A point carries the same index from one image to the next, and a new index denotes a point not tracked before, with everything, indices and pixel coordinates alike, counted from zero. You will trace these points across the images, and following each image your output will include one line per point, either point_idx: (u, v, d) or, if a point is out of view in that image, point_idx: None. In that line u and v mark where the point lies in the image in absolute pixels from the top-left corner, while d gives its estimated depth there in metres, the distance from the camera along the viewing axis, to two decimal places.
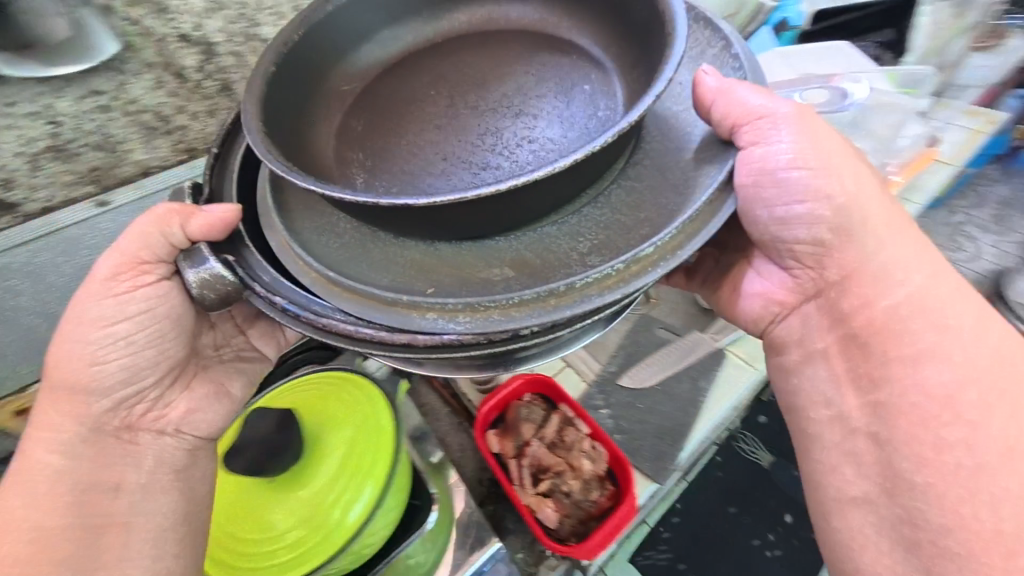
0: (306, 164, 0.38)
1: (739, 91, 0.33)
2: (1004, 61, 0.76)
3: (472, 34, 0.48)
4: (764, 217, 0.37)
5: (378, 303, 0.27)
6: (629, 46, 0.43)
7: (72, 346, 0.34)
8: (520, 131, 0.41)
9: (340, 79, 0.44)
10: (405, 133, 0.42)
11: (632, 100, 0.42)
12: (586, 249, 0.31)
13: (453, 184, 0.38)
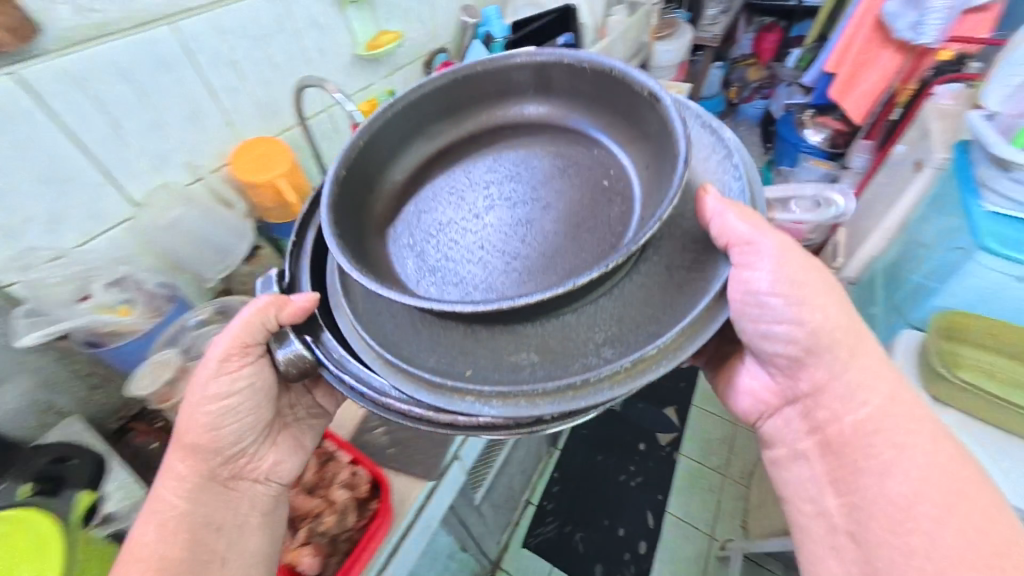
0: (365, 254, 0.46)
1: (728, 214, 0.38)
2: (676, 44, 1.29)
3: (508, 128, 0.55)
4: (747, 329, 0.42)
5: (425, 384, 0.35)
6: (645, 148, 0.48)
7: (196, 416, 0.45)
8: (544, 229, 0.48)
9: (394, 171, 0.52)
10: (448, 221, 0.51)
11: (647, 197, 0.46)
12: (602, 339, 0.36)
13: (487, 271, 0.46)
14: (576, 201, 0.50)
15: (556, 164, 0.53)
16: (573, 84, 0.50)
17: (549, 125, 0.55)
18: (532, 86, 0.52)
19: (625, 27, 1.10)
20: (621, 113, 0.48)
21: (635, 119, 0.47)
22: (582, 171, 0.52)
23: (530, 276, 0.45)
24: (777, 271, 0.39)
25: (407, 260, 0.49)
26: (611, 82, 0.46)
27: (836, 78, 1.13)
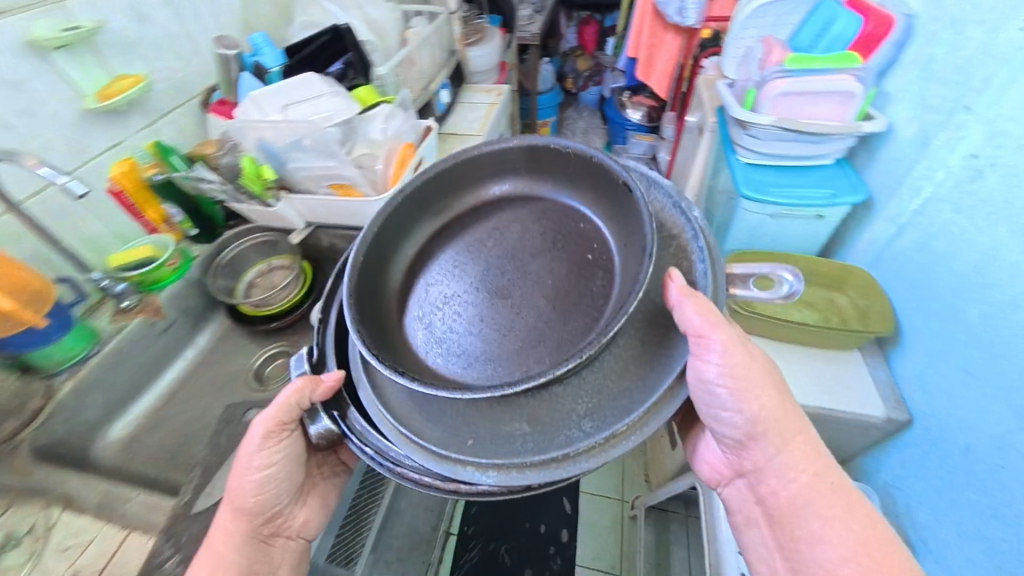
0: (382, 331, 0.58)
1: (687, 306, 0.47)
2: (489, 53, 1.47)
3: (502, 202, 0.67)
4: (706, 411, 0.53)
5: (435, 456, 0.48)
6: (616, 222, 0.58)
7: (241, 482, 0.56)
8: (535, 294, 0.59)
9: (407, 245, 0.64)
10: (452, 293, 0.62)
11: (617, 264, 0.57)
12: (583, 411, 0.46)
13: (487, 336, 0.57)
14: (563, 275, 0.60)
15: (547, 240, 0.63)
16: (566, 166, 0.61)
17: (542, 202, 0.66)
18: (522, 163, 0.64)
19: (426, 35, 1.11)
20: (605, 194, 0.58)
21: (614, 201, 0.57)
22: (570, 245, 0.62)
23: (523, 343, 0.56)
24: (731, 362, 0.49)
25: (416, 331, 0.61)
26: (593, 169, 0.56)
27: (640, 58, 1.93)
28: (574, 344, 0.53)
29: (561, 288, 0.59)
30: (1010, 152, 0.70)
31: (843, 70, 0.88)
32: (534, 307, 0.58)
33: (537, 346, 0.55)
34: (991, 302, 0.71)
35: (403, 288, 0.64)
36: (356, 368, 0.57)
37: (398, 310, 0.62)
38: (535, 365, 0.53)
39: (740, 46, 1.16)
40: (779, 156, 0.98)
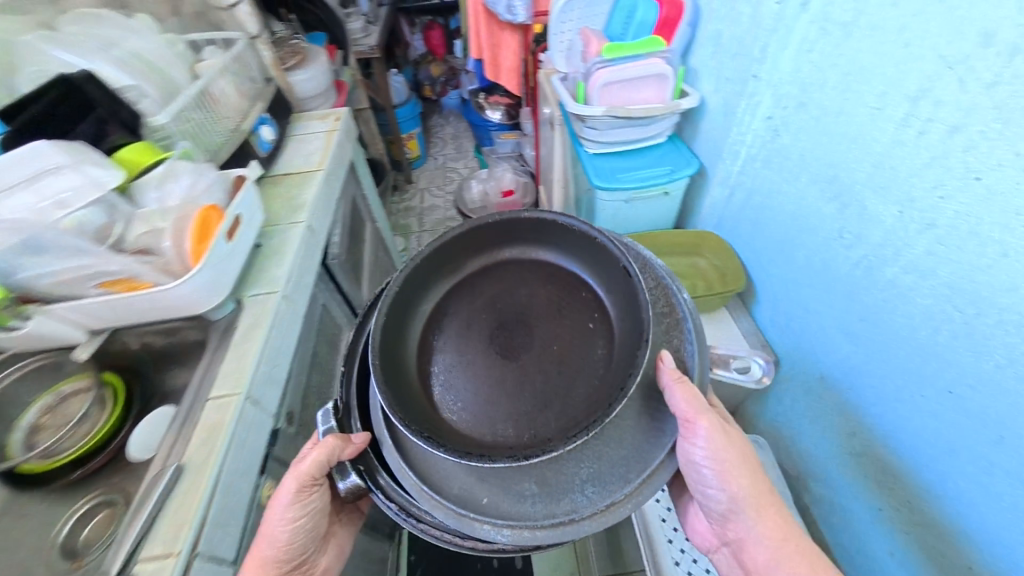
0: (405, 386, 0.63)
1: (677, 393, 0.57)
2: (315, 75, 1.33)
3: (510, 261, 0.75)
4: (695, 486, 0.61)
5: (453, 513, 0.55)
6: (611, 289, 0.68)
7: (273, 536, 0.61)
8: (548, 349, 0.68)
9: (424, 303, 0.72)
10: (473, 358, 0.69)
11: (614, 322, 0.67)
12: (587, 479, 0.54)
13: (510, 396, 0.65)
14: (567, 339, 0.68)
15: (552, 307, 0.71)
16: (574, 244, 0.71)
17: (554, 272, 0.73)
18: (531, 229, 0.73)
19: (220, 69, 0.95)
20: (608, 274, 0.67)
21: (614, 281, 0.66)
22: (575, 314, 0.70)
23: (544, 394, 0.64)
24: (714, 447, 0.57)
25: (436, 388, 0.67)
26: (601, 253, 0.66)
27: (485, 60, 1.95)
28: (589, 396, 0.62)
29: (569, 351, 0.68)
30: (795, 110, 0.79)
31: (652, 55, 0.93)
32: (549, 366, 0.66)
33: (556, 395, 0.64)
34: (813, 243, 0.81)
35: (425, 346, 0.70)
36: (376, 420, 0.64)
37: (419, 368, 0.68)
38: (558, 412, 0.62)
39: (562, 43, 1.18)
40: (616, 142, 1.01)
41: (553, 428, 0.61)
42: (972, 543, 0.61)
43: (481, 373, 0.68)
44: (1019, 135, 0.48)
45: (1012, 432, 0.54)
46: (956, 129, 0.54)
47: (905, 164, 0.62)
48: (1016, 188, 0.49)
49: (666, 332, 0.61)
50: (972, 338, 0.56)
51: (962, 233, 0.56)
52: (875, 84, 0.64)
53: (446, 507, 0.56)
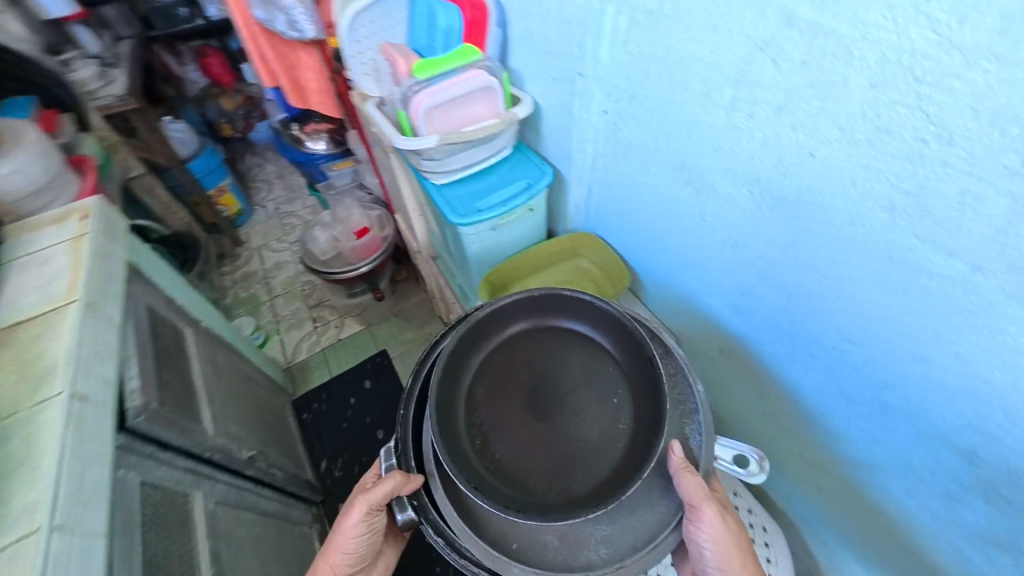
0: (455, 439, 0.71)
1: (684, 480, 0.64)
2: (31, 160, 0.97)
3: (542, 327, 0.81)
4: (698, 557, 0.70)
5: (486, 552, 0.65)
6: (641, 368, 0.73)
7: (350, 532, 0.80)
8: (576, 410, 0.75)
9: (470, 358, 0.79)
10: (510, 429, 0.74)
11: (635, 394, 0.73)
12: (601, 535, 0.64)
13: (548, 463, 0.71)
14: (591, 410, 0.74)
15: (579, 379, 0.77)
16: (604, 322, 0.77)
17: (586, 343, 0.79)
18: (573, 302, 0.78)
19: None
20: (633, 356, 0.73)
21: (640, 368, 0.72)
22: (602, 386, 0.76)
23: (580, 455, 0.71)
24: (711, 528, 0.65)
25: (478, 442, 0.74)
26: (633, 341, 0.73)
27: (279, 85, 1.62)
28: (619, 461, 0.69)
29: (589, 414, 0.74)
30: (627, 102, 0.76)
31: (471, 68, 0.81)
32: (582, 431, 0.73)
33: (593, 453, 0.71)
34: (680, 230, 0.80)
35: (473, 398, 0.77)
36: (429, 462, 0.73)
37: (465, 418, 0.75)
38: (595, 469, 0.70)
39: (365, 65, 1.01)
40: (462, 168, 0.89)
41: (589, 486, 0.69)
42: (882, 473, 0.66)
43: (519, 438, 0.74)
44: (839, 110, 0.48)
45: (894, 374, 0.57)
46: (779, 109, 0.53)
47: (742, 146, 0.60)
48: (847, 160, 0.49)
49: (680, 415, 0.68)
50: (842, 301, 0.58)
51: (809, 206, 0.56)
52: (694, 70, 0.61)
53: (487, 550, 0.65)
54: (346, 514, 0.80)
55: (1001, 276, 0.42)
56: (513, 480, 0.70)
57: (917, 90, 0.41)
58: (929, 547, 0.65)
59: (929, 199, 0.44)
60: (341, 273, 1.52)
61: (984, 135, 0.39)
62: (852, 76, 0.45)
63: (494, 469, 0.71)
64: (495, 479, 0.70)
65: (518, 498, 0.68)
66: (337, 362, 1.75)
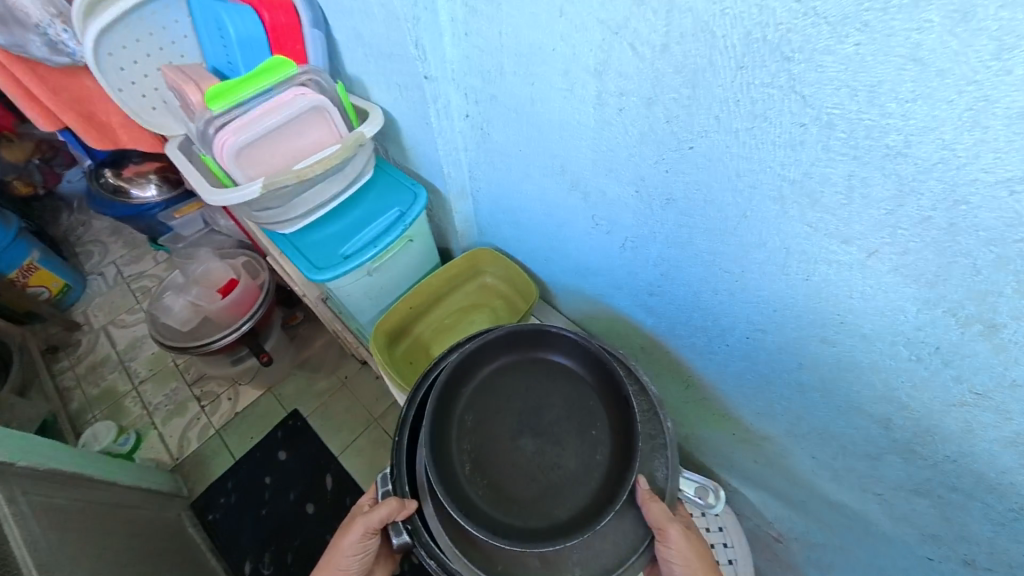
0: (444, 464, 0.69)
1: (650, 508, 0.64)
2: None
3: (527, 353, 0.79)
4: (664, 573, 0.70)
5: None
6: (619, 399, 0.71)
7: (341, 558, 0.73)
8: (558, 437, 0.72)
9: (459, 382, 0.75)
10: (500, 460, 0.71)
11: (614, 419, 0.72)
12: (579, 559, 0.63)
13: (537, 494, 0.69)
14: (574, 442, 0.71)
15: (563, 411, 0.74)
16: (586, 355, 0.75)
17: (569, 374, 0.77)
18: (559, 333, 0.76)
19: None
20: (613, 390, 0.72)
21: (619, 407, 0.71)
22: (585, 419, 0.73)
23: (562, 483, 0.69)
24: (679, 550, 0.64)
25: (468, 469, 0.71)
26: (612, 378, 0.72)
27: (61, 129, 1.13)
28: (600, 490, 0.67)
29: (568, 443, 0.72)
30: (488, 104, 0.65)
31: (291, 86, 0.65)
32: (567, 462, 0.70)
33: (576, 481, 0.69)
34: (576, 235, 0.73)
35: (462, 426, 0.74)
36: (422, 484, 0.70)
37: (457, 443, 0.73)
38: (579, 497, 0.67)
39: (142, 98, 0.80)
40: (314, 211, 0.74)
41: (571, 511, 0.66)
42: (809, 444, 0.66)
43: (507, 468, 0.70)
44: (711, 98, 0.41)
45: (806, 357, 0.55)
46: (648, 101, 0.46)
47: (619, 144, 0.53)
48: (727, 152, 0.44)
49: (652, 450, 0.68)
50: (748, 293, 0.55)
51: (698, 201, 0.51)
52: (551, 62, 0.52)
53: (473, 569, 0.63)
54: (346, 530, 0.73)
55: (895, 258, 0.39)
56: (504, 506, 0.68)
57: (789, 71, 0.35)
58: (857, 501, 0.67)
59: (816, 186, 0.40)
60: (213, 344, 1.25)
61: (863, 115, 0.34)
62: (717, 59, 0.39)
63: (485, 493, 0.68)
64: (486, 506, 0.67)
65: (504, 524, 0.66)
66: (239, 442, 1.48)
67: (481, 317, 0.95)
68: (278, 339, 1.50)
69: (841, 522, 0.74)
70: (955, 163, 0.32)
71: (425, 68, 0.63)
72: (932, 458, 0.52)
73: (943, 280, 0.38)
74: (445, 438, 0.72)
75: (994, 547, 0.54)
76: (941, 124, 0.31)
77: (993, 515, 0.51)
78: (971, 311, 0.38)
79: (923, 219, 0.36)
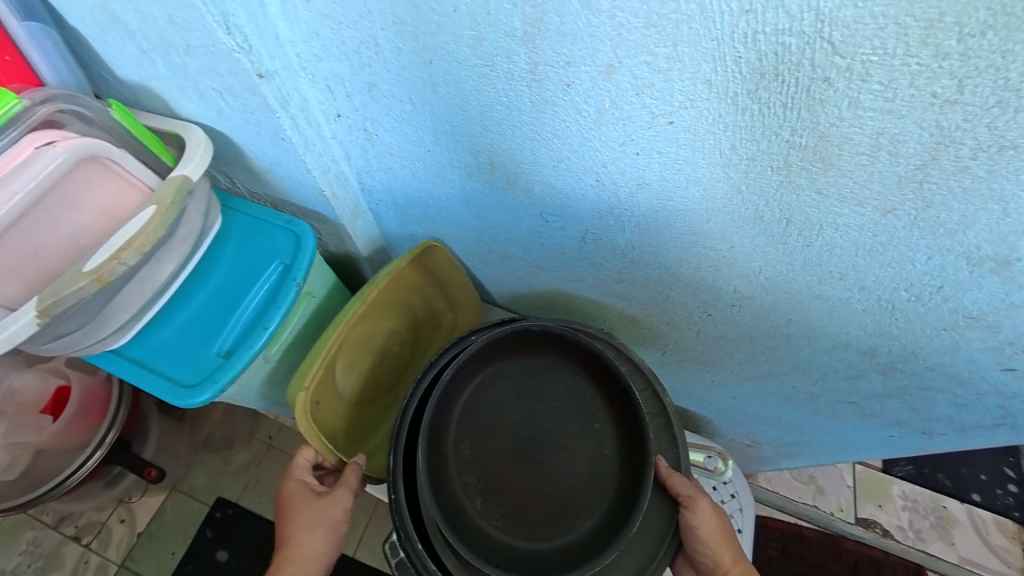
0: (449, 507, 0.53)
1: (678, 484, 0.55)
2: None
3: (510, 348, 0.59)
4: None
5: None
6: (616, 382, 0.56)
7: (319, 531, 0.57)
8: (563, 441, 0.57)
9: (445, 407, 0.56)
10: (510, 483, 0.55)
11: (616, 403, 0.57)
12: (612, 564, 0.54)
13: (559, 509, 0.54)
14: (583, 439, 0.57)
15: (562, 408, 0.58)
16: (573, 344, 0.57)
17: (557, 364, 0.59)
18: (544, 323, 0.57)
19: None
20: (610, 374, 0.56)
21: (618, 394, 0.56)
22: (588, 410, 0.58)
23: (580, 491, 0.55)
24: (707, 530, 0.56)
25: (477, 502, 0.55)
26: (602, 365, 0.56)
27: None
28: (617, 487, 0.54)
29: (572, 443, 0.56)
30: (367, 97, 0.47)
31: (26, 131, 0.39)
32: (581, 464, 0.56)
33: (591, 486, 0.55)
34: (519, 235, 0.60)
35: (459, 456, 0.56)
36: (433, 535, 0.52)
37: (458, 477, 0.55)
38: (601, 499, 0.54)
39: None
40: (151, 308, 0.52)
41: (598, 518, 0.54)
42: (790, 378, 0.67)
43: (519, 491, 0.55)
44: (701, 56, 0.31)
45: (794, 312, 0.52)
46: (608, 69, 0.34)
47: (569, 126, 0.40)
48: (719, 123, 0.34)
49: (657, 431, 0.59)
50: (736, 266, 0.49)
51: (678, 182, 0.42)
52: (456, 30, 0.36)
53: None
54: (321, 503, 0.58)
55: (916, 213, 0.35)
56: (529, 532, 0.54)
57: (817, 9, 0.26)
58: (831, 410, 0.72)
59: (834, 149, 0.33)
60: (69, 479, 0.92)
61: (909, 60, 0.26)
62: (711, 1, 0.28)
63: (505, 524, 0.54)
64: (509, 538, 0.53)
65: (536, 554, 0.53)
66: (156, 567, 1.17)
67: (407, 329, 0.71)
68: (160, 432, 1.17)
69: (812, 426, 0.80)
70: (1015, 104, 0.26)
71: (254, 62, 0.41)
72: (910, 370, 0.54)
73: (963, 228, 0.35)
74: (442, 477, 0.54)
75: (951, 418, 0.61)
76: (1009, 60, 0.25)
77: (957, 399, 0.57)
78: (986, 252, 0.36)
79: (958, 169, 0.31)
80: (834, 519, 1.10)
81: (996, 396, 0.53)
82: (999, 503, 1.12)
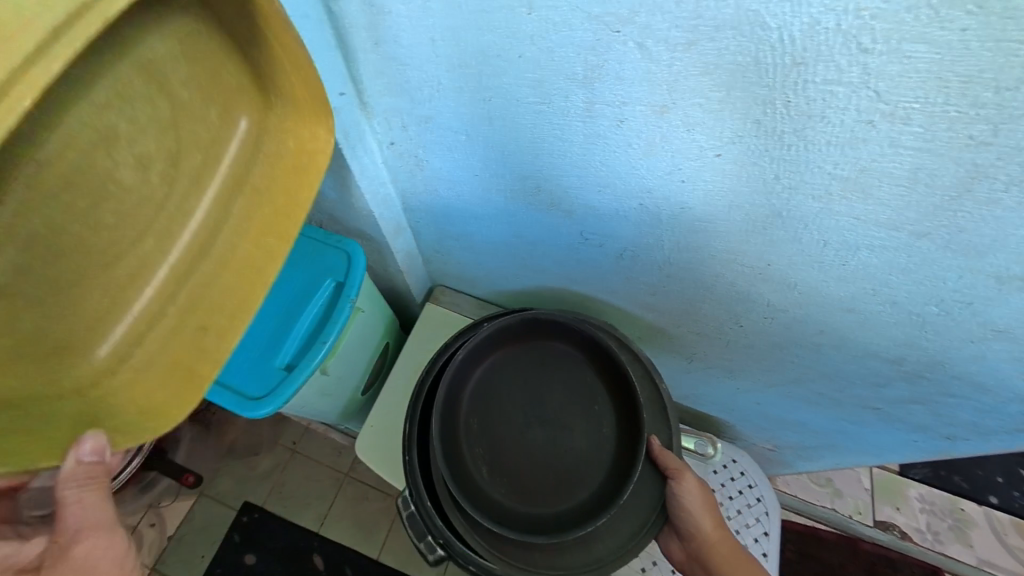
0: (459, 473, 0.57)
1: (666, 459, 0.57)
2: None
3: (519, 333, 0.63)
4: None
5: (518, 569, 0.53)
6: (615, 367, 0.60)
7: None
8: (564, 418, 0.60)
9: (457, 383, 0.60)
10: (514, 454, 0.59)
11: (616, 387, 0.60)
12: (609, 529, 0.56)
13: (559, 479, 0.58)
14: (583, 418, 0.60)
15: (564, 388, 0.61)
16: (576, 330, 0.61)
17: (562, 351, 0.63)
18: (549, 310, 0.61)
19: None
20: (609, 359, 0.60)
21: (618, 378, 0.60)
22: (589, 392, 0.61)
23: (580, 463, 0.59)
24: (693, 503, 0.57)
25: (482, 471, 0.58)
26: (605, 351, 0.60)
27: None
28: (614, 462, 0.58)
29: (574, 422, 0.60)
30: (422, 127, 0.50)
31: None
32: (582, 439, 0.59)
33: (590, 461, 0.59)
34: (553, 249, 0.63)
35: (469, 429, 0.60)
36: (441, 497, 0.56)
37: (466, 448, 0.59)
38: (599, 471, 0.58)
39: None
40: None
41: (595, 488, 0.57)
42: (817, 384, 0.69)
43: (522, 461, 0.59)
44: (748, 99, 0.34)
45: (823, 324, 0.55)
46: (661, 109, 0.37)
47: (617, 156, 0.44)
48: (764, 156, 0.37)
49: (652, 411, 0.60)
50: (771, 281, 0.51)
51: (720, 208, 0.44)
52: (519, 73, 0.39)
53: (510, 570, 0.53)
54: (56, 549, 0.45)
55: (948, 237, 0.38)
56: (531, 499, 0.58)
57: (864, 64, 0.29)
58: (855, 414, 0.74)
59: (872, 181, 0.36)
60: None
61: (948, 108, 0.29)
62: (764, 56, 0.31)
63: (508, 490, 0.58)
64: (512, 503, 0.57)
65: (538, 519, 0.56)
66: None
67: (183, 161, 0.40)
68: None
69: (835, 430, 0.82)
70: None
71: None
72: (936, 378, 0.57)
73: (992, 250, 0.37)
74: (454, 446, 0.58)
75: (976, 424, 0.63)
76: None
77: (981, 406, 0.59)
78: (1015, 271, 0.38)
79: (990, 201, 0.34)
80: (852, 522, 1.12)
81: (1021, 403, 0.55)
82: (1017, 505, 1.14)
